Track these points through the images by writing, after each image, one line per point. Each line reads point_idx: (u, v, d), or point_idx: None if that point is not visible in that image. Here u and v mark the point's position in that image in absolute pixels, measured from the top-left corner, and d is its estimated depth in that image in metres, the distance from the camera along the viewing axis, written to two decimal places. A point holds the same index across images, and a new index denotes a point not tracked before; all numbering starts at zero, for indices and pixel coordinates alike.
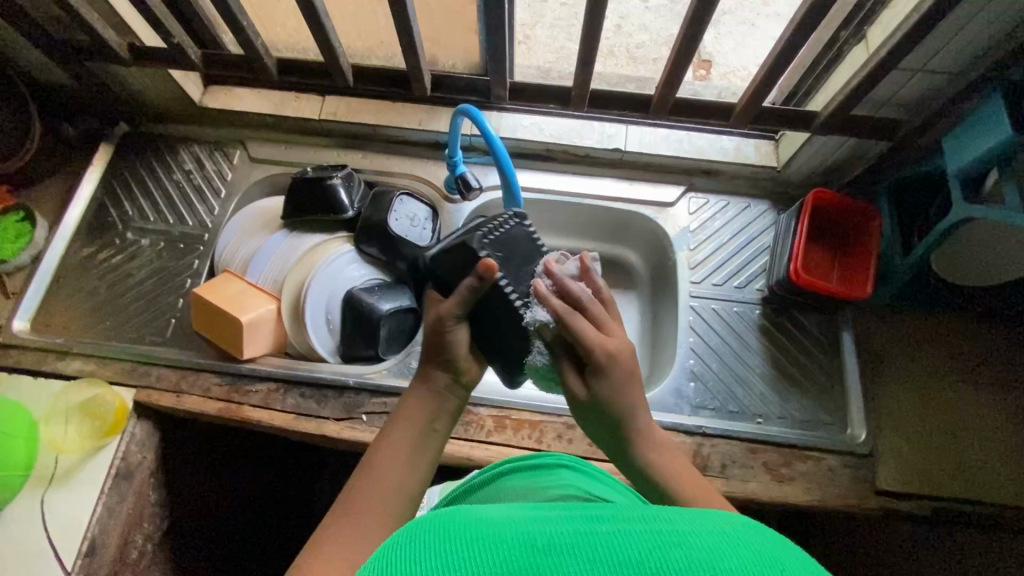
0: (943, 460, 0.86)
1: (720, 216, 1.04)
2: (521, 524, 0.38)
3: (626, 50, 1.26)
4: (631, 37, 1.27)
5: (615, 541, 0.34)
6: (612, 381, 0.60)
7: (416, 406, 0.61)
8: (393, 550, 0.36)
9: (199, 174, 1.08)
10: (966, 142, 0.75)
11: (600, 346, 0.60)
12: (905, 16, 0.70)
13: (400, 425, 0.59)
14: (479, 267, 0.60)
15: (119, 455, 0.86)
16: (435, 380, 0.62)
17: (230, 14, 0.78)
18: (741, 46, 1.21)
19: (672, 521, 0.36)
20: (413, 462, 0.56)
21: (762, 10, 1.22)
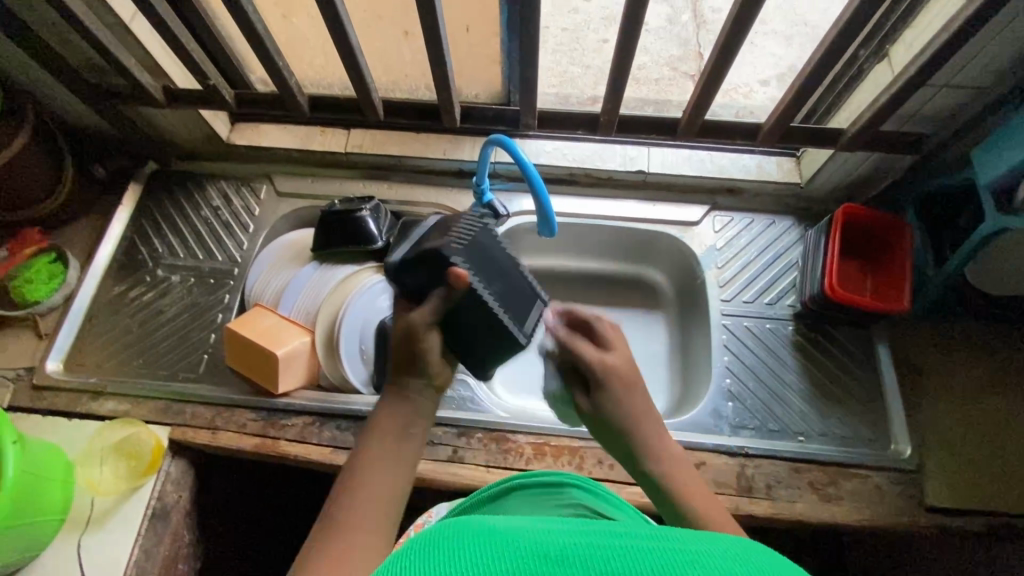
0: (992, 474, 0.85)
1: (746, 233, 1.05)
2: (532, 535, 0.37)
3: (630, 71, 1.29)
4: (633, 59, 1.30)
5: (625, 556, 0.33)
6: (611, 398, 0.61)
7: (388, 414, 0.57)
8: (406, 555, 0.36)
9: (227, 209, 1.09)
10: (996, 153, 0.75)
11: (600, 366, 0.62)
12: (933, 35, 0.71)
13: (374, 434, 0.56)
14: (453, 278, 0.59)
15: (155, 495, 0.85)
16: (409, 387, 0.59)
17: (267, 54, 0.80)
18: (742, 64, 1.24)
19: (684, 538, 0.35)
20: (393, 470, 0.54)
21: (760, 30, 1.25)
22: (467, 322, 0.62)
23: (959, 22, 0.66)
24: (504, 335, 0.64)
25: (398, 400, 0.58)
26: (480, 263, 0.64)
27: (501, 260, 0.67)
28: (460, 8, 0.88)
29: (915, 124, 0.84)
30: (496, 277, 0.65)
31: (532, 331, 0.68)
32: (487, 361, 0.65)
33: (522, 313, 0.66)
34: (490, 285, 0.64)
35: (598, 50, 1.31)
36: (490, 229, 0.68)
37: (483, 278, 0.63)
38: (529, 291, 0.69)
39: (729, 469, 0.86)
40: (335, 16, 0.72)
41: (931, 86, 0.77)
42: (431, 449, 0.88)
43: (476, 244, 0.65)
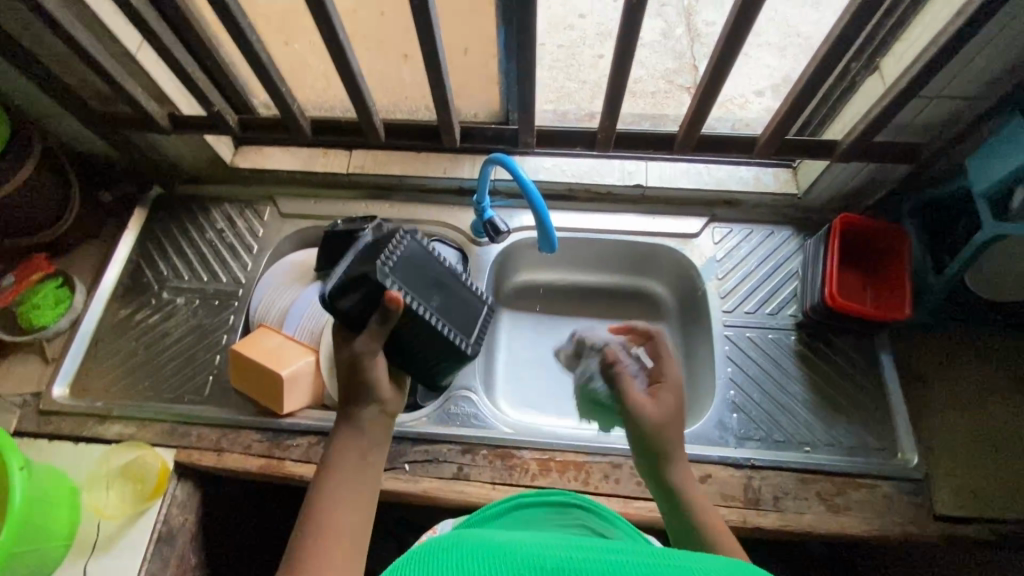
0: (999, 482, 0.84)
1: (745, 244, 1.05)
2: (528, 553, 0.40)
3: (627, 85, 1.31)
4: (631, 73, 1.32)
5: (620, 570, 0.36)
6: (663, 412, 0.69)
7: (346, 443, 0.61)
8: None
9: (231, 231, 1.10)
10: (991, 162, 0.76)
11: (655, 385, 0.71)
12: (922, 48, 0.72)
13: (336, 457, 0.60)
14: (387, 303, 0.62)
15: (161, 518, 0.85)
16: (361, 416, 0.63)
17: (270, 80, 0.82)
18: (738, 76, 1.26)
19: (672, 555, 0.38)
20: (357, 491, 0.58)
21: (755, 41, 1.28)
22: (407, 339, 0.68)
23: (948, 36, 0.67)
24: (447, 345, 0.70)
25: (354, 426, 0.62)
26: (411, 280, 0.68)
27: (437, 274, 0.71)
28: (458, 31, 0.90)
29: (909, 134, 0.85)
30: (433, 292, 0.70)
31: (477, 337, 0.74)
32: (435, 371, 0.74)
33: (461, 323, 0.72)
34: (429, 301, 0.69)
35: (595, 65, 1.33)
36: (422, 242, 0.71)
37: (418, 295, 0.68)
38: (468, 301, 0.74)
39: (735, 481, 0.86)
40: (337, 43, 0.74)
41: (923, 97, 0.79)
42: (436, 467, 0.88)
43: (409, 261, 0.69)
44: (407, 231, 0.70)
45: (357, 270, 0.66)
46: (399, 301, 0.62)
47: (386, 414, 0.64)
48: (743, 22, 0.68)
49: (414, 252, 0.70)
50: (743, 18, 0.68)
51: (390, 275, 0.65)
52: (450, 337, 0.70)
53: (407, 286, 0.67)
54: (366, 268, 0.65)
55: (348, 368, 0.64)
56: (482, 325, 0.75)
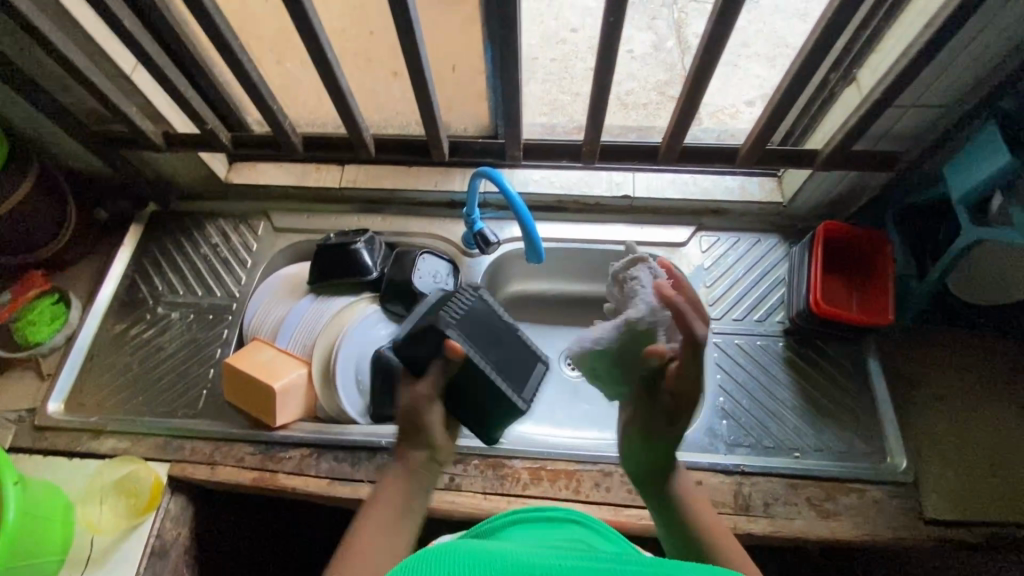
0: (988, 485, 0.85)
1: (732, 252, 1.07)
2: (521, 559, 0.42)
3: (619, 97, 1.34)
4: (622, 85, 1.35)
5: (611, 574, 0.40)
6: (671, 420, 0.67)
7: (392, 487, 0.61)
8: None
9: (225, 246, 1.12)
10: (966, 170, 0.78)
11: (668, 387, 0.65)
12: (894, 60, 0.74)
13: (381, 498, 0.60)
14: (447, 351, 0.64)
15: (154, 533, 0.85)
16: (412, 458, 0.63)
17: (261, 98, 0.83)
18: (727, 86, 1.28)
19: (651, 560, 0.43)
20: (396, 538, 0.58)
21: (743, 52, 1.30)
22: (465, 390, 0.68)
23: (917, 48, 0.69)
24: (501, 399, 0.69)
25: (404, 469, 0.62)
26: (473, 332, 0.69)
27: (497, 328, 0.72)
28: (445, 48, 0.93)
29: (887, 142, 0.87)
30: (492, 345, 0.70)
31: (530, 393, 0.73)
32: (489, 425, 0.72)
33: (516, 378, 0.71)
34: (488, 354, 0.69)
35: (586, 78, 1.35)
36: (485, 296, 0.73)
37: (477, 347, 0.68)
38: (525, 356, 0.74)
39: (725, 488, 0.86)
40: (326, 63, 0.76)
41: (898, 107, 0.80)
42: None
43: (474, 315, 0.70)
44: (473, 287, 0.72)
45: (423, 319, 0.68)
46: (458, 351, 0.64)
47: (437, 462, 0.64)
48: (718, 37, 0.70)
49: (480, 306, 0.71)
50: (718, 34, 0.70)
51: (453, 325, 0.67)
52: (505, 391, 0.69)
53: (468, 338, 0.68)
54: (431, 318, 0.67)
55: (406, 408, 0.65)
56: (536, 382, 0.74)
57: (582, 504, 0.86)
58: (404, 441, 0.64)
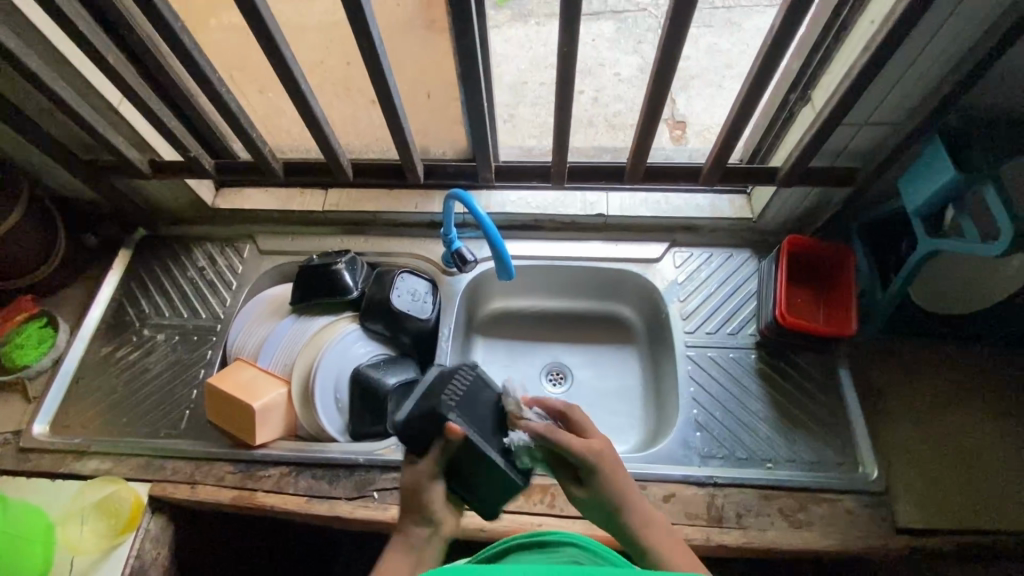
0: (957, 492, 0.86)
1: (705, 267, 1.09)
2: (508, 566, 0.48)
3: (604, 119, 1.39)
4: (607, 107, 1.40)
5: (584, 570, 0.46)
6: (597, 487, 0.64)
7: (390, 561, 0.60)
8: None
9: (211, 269, 1.15)
10: (917, 183, 0.81)
11: (590, 451, 0.64)
12: (840, 81, 0.78)
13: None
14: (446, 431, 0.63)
15: (134, 553, 0.86)
16: (412, 533, 0.63)
17: (240, 127, 0.87)
18: (712, 105, 1.38)
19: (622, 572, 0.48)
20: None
21: (727, 73, 1.40)
22: (465, 468, 0.65)
23: (857, 69, 0.73)
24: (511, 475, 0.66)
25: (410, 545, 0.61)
26: (475, 410, 0.67)
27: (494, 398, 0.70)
28: (421, 77, 0.97)
29: (845, 159, 0.90)
30: (493, 424, 0.68)
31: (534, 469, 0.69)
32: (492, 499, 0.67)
33: (522, 457, 0.68)
34: (489, 433, 0.67)
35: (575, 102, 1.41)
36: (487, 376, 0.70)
37: (483, 428, 0.66)
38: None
39: (698, 499, 0.87)
40: (300, 94, 0.80)
41: (850, 124, 0.84)
42: None
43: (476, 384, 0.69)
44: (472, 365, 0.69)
45: (427, 398, 0.66)
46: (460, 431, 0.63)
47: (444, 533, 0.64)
48: (668, 63, 0.74)
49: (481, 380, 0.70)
50: (668, 60, 0.74)
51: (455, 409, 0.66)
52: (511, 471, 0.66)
53: (467, 419, 0.66)
54: (432, 401, 0.65)
55: (410, 481, 0.64)
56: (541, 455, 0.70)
57: (557, 518, 0.87)
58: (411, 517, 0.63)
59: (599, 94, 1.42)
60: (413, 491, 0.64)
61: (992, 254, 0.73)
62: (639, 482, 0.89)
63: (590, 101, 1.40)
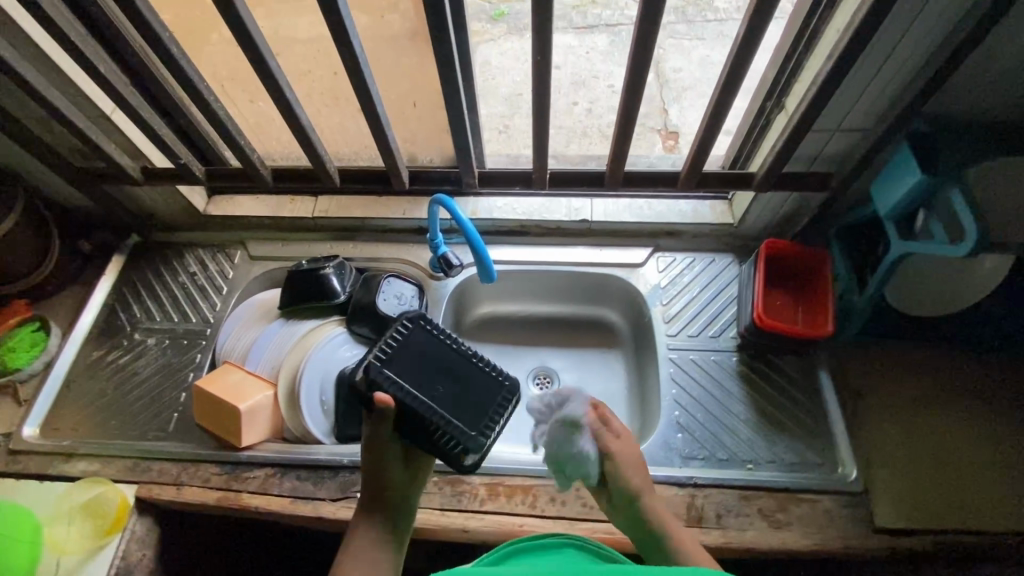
0: (935, 493, 0.86)
1: (688, 272, 1.11)
2: None
3: (599, 130, 1.43)
4: (601, 118, 1.44)
5: None
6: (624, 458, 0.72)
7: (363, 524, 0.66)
8: None
9: (202, 275, 1.16)
10: (889, 186, 0.82)
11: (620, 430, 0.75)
12: (809, 89, 0.80)
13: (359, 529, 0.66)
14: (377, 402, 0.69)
15: (119, 554, 0.87)
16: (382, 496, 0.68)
17: (229, 134, 0.89)
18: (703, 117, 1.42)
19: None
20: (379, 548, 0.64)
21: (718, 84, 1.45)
22: (414, 425, 0.72)
23: (823, 76, 0.75)
24: (460, 425, 0.71)
25: (373, 499, 0.68)
26: (413, 368, 0.74)
27: (440, 357, 0.75)
28: (408, 86, 1.00)
29: (820, 164, 0.92)
30: (437, 380, 0.73)
31: (492, 423, 0.73)
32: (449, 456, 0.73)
33: (474, 413, 0.73)
34: (431, 390, 0.72)
35: (569, 113, 1.44)
36: (429, 331, 0.76)
37: (419, 384, 0.72)
38: (479, 384, 0.75)
39: (678, 500, 0.88)
40: (285, 102, 0.82)
41: (822, 130, 0.86)
42: None
43: (415, 344, 0.75)
44: (410, 319, 0.76)
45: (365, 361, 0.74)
46: (389, 401, 0.69)
47: (405, 486, 0.71)
48: (640, 72, 0.77)
49: (422, 340, 0.76)
50: (639, 69, 0.76)
51: (386, 370, 0.72)
52: (456, 426, 0.71)
53: (402, 376, 0.72)
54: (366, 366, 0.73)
55: (371, 445, 0.71)
56: (499, 409, 0.74)
57: (538, 519, 0.87)
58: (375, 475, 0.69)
59: (592, 106, 1.45)
60: (374, 454, 0.70)
61: (959, 253, 0.74)
62: None
63: (584, 112, 1.44)
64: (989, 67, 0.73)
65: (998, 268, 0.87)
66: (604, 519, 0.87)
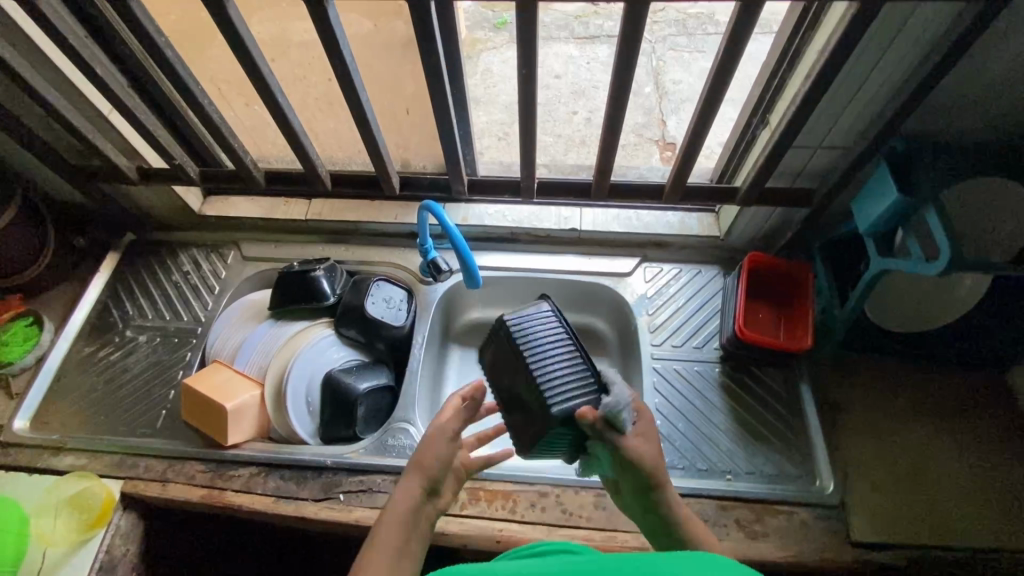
0: (911, 508, 0.87)
1: (674, 282, 1.12)
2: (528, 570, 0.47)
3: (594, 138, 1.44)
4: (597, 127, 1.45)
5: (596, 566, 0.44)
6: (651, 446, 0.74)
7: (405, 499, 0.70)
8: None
9: (196, 274, 1.18)
10: (868, 204, 0.84)
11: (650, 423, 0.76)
12: (791, 107, 0.82)
13: (387, 535, 0.65)
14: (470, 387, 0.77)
15: (103, 548, 0.88)
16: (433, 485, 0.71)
17: (223, 138, 0.91)
18: None
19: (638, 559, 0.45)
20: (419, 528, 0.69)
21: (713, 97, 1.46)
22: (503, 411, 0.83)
23: (802, 95, 0.77)
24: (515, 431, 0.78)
25: (409, 504, 0.69)
26: (495, 370, 0.81)
27: (510, 369, 0.77)
28: None
29: (803, 180, 0.94)
30: (506, 389, 0.78)
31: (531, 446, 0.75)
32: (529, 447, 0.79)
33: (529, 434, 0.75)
34: (502, 394, 0.80)
35: (567, 121, 1.46)
36: (504, 341, 0.78)
37: (498, 386, 0.80)
38: (530, 409, 0.74)
39: None
40: (277, 109, 0.84)
41: (804, 147, 0.88)
42: (370, 496, 0.92)
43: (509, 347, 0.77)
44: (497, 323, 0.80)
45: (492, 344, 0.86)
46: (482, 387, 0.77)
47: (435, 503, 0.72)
48: (624, 86, 0.78)
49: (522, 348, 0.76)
50: (623, 82, 0.78)
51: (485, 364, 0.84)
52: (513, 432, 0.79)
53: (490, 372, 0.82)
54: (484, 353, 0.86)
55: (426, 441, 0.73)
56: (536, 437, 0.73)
57: (516, 524, 0.88)
58: (416, 477, 0.71)
59: (589, 114, 1.47)
60: (423, 453, 0.72)
61: (932, 272, 0.76)
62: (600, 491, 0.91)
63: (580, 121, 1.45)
64: (963, 89, 0.75)
65: (977, 288, 0.87)
66: (583, 526, 0.88)
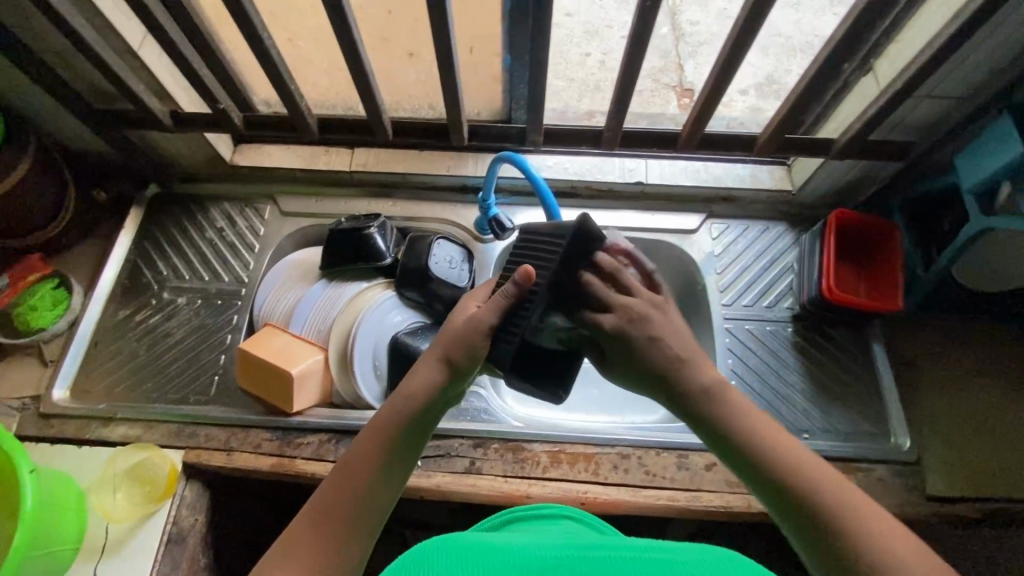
0: (982, 461, 0.90)
1: (742, 239, 1.08)
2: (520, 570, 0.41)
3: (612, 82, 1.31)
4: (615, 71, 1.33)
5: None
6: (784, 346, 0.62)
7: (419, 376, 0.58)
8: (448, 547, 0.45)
9: (231, 231, 1.09)
10: (981, 158, 0.79)
11: None
12: (914, 54, 0.76)
13: (388, 424, 0.56)
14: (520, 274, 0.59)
15: (170, 520, 0.84)
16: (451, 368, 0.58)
17: (278, 77, 0.81)
18: None
19: None
20: (421, 419, 0.56)
21: None
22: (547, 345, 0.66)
23: (940, 40, 0.71)
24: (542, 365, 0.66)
25: (415, 402, 0.56)
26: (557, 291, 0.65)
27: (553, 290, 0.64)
28: (466, 30, 0.92)
29: (900, 132, 0.89)
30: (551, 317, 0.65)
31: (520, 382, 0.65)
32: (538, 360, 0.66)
33: (526, 356, 0.64)
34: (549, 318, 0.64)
35: (582, 63, 1.33)
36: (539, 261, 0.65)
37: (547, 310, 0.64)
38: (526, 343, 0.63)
39: None
40: (350, 43, 0.74)
41: (914, 97, 0.82)
42: (448, 461, 0.90)
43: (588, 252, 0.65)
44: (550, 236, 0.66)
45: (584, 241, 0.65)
46: (531, 277, 0.59)
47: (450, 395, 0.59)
48: (748, 24, 0.71)
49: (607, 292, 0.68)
50: (750, 19, 0.70)
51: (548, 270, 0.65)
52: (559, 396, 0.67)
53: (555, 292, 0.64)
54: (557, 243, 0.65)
55: (459, 329, 0.59)
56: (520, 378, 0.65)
57: (601, 486, 0.88)
58: (438, 366, 0.58)
59: (606, 56, 1.34)
60: (452, 340, 0.59)
61: None
62: (681, 452, 0.90)
63: (599, 63, 1.32)
64: None
65: None
66: (666, 487, 0.88)
